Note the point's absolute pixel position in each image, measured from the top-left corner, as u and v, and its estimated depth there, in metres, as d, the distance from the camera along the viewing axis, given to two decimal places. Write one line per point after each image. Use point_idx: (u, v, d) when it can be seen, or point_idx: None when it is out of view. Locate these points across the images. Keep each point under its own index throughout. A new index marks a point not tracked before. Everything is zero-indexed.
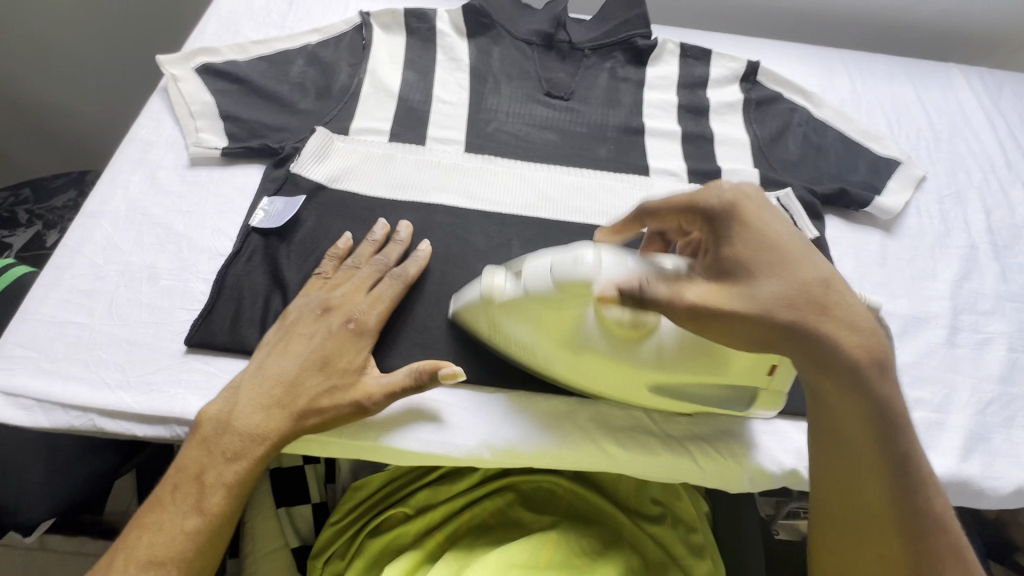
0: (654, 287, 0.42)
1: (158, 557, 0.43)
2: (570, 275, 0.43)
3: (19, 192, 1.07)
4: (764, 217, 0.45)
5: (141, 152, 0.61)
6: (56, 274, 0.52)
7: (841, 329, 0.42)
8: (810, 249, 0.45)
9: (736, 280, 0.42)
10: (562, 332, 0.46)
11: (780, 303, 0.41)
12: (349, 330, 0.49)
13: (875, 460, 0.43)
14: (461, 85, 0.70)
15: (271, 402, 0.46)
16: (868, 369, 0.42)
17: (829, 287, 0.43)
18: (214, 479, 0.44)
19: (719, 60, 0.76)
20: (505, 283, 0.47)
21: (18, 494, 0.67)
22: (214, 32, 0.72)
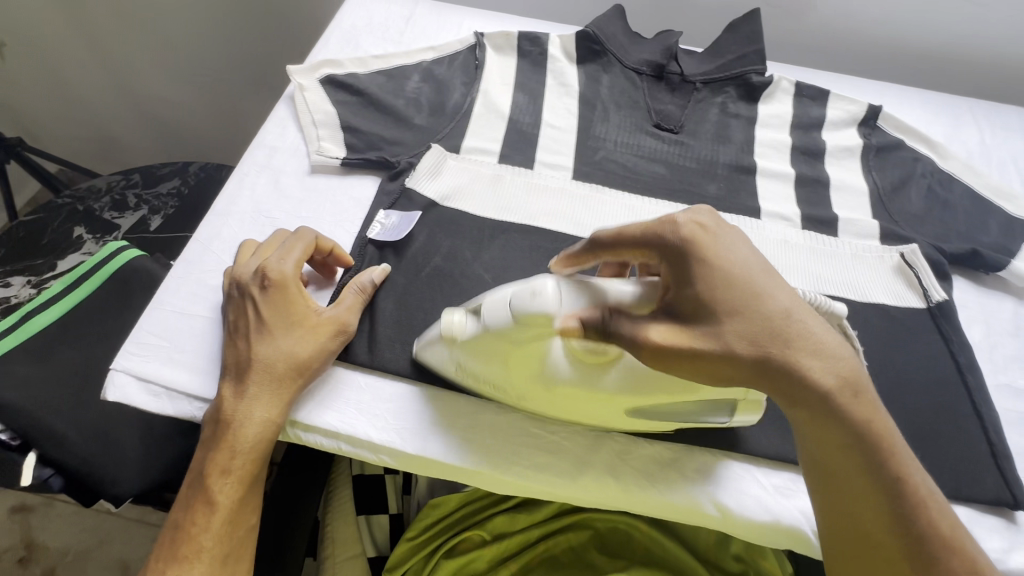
0: (643, 331, 0.39)
1: (192, 555, 0.45)
2: (529, 313, 0.41)
3: (130, 176, 1.15)
4: (724, 252, 0.41)
5: (267, 157, 0.64)
6: (188, 267, 0.56)
7: (817, 360, 0.39)
8: (771, 275, 0.41)
9: (695, 317, 0.40)
10: (527, 370, 0.45)
11: (737, 335, 0.39)
12: (275, 292, 0.49)
13: (862, 480, 0.40)
14: (571, 110, 0.70)
15: (256, 388, 0.47)
16: (845, 397, 0.39)
17: (795, 316, 0.40)
18: (217, 470, 0.46)
19: (837, 102, 0.72)
20: (464, 322, 0.45)
21: (117, 465, 0.71)
22: (336, 45, 0.75)
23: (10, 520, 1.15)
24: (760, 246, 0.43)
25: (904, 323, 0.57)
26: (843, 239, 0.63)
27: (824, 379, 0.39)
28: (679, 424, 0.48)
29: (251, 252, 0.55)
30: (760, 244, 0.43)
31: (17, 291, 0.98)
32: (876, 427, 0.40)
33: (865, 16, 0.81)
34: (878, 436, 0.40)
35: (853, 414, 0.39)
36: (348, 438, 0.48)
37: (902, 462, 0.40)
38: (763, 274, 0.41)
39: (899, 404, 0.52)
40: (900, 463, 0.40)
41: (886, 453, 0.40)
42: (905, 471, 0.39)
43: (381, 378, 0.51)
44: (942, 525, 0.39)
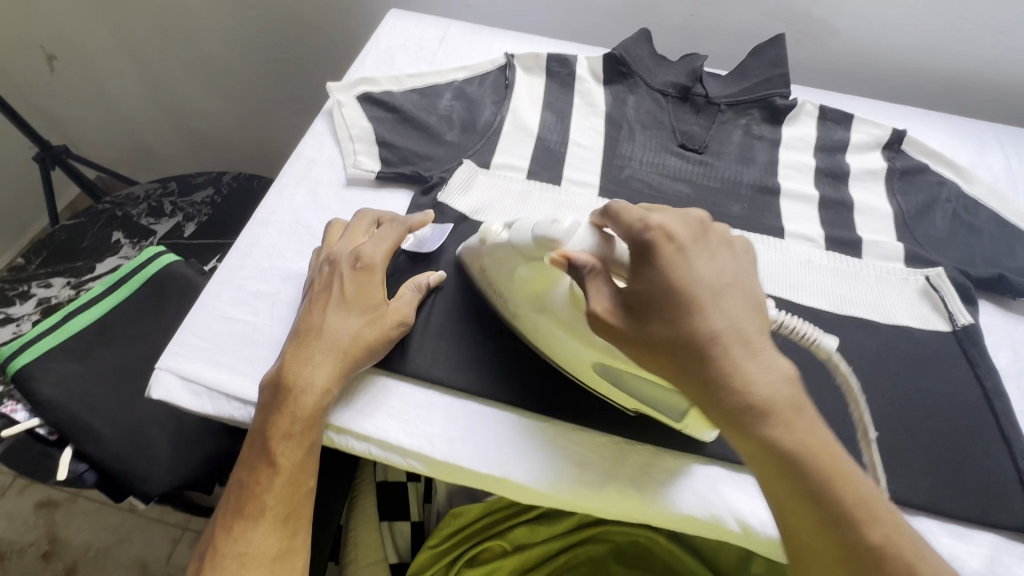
0: (596, 297, 0.44)
1: (257, 513, 0.46)
2: (545, 234, 0.47)
3: (167, 184, 1.19)
4: (678, 262, 0.42)
5: (306, 170, 0.67)
6: (230, 273, 0.58)
7: (748, 377, 0.39)
8: (719, 294, 0.42)
9: (636, 319, 0.42)
10: (533, 296, 0.51)
11: (671, 335, 0.41)
12: (357, 275, 0.52)
13: (793, 498, 0.39)
14: (597, 129, 0.72)
15: (320, 357, 0.49)
16: (755, 416, 0.39)
17: (726, 331, 0.40)
18: (277, 434, 0.47)
19: (861, 126, 0.73)
20: (500, 233, 0.53)
21: (147, 464, 0.73)
22: (372, 63, 0.78)
23: (36, 514, 1.18)
24: (725, 263, 0.43)
25: (929, 347, 0.57)
26: (867, 260, 0.63)
27: (750, 396, 0.39)
28: (644, 408, 0.50)
29: (337, 232, 0.58)
30: (723, 262, 0.43)
31: (57, 292, 1.02)
32: (806, 445, 0.39)
33: (890, 42, 0.82)
34: (807, 450, 0.39)
35: (768, 431, 0.39)
36: (379, 441, 0.50)
37: (836, 483, 0.39)
38: (705, 291, 0.41)
39: (925, 426, 0.52)
40: (835, 483, 0.39)
41: (810, 471, 0.39)
42: (842, 492, 0.38)
43: (410, 386, 0.53)
44: (882, 551, 0.38)
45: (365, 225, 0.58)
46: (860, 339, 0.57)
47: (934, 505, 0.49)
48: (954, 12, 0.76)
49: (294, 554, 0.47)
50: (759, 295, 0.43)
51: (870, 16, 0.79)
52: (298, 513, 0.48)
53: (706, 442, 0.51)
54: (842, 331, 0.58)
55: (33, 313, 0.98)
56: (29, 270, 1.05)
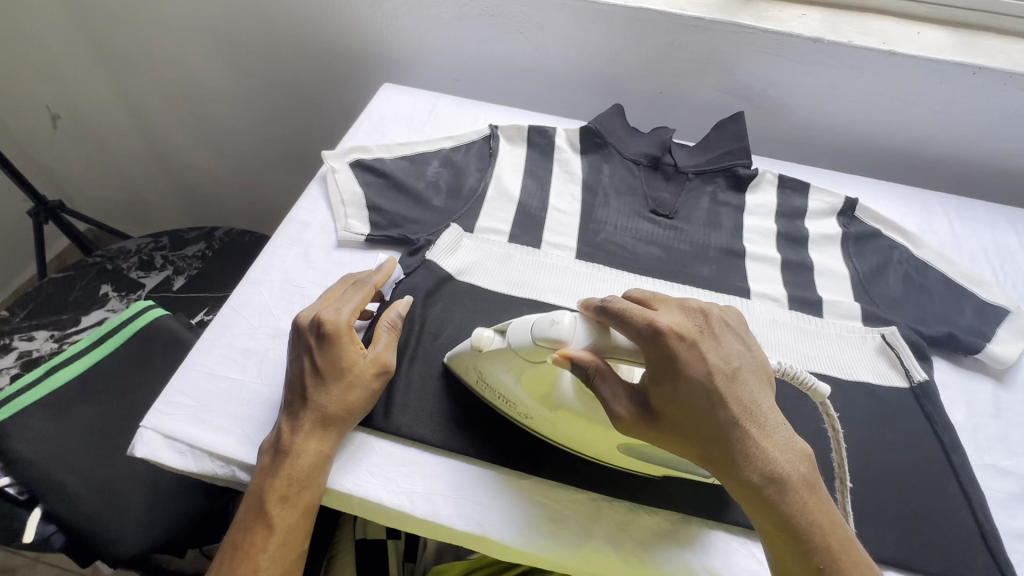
0: (616, 401, 0.46)
1: (250, 574, 0.48)
2: (548, 337, 0.47)
3: (159, 239, 1.21)
4: (695, 360, 0.44)
5: (299, 232, 0.71)
6: (219, 331, 0.61)
7: (769, 457, 0.43)
8: (739, 380, 0.45)
9: (662, 407, 0.44)
10: (544, 396, 0.51)
11: (694, 420, 0.44)
12: (329, 338, 0.53)
13: (805, 574, 0.43)
14: (575, 196, 0.77)
15: (310, 423, 0.51)
16: (773, 493, 0.43)
17: (746, 415, 0.44)
18: (274, 499, 0.49)
19: (818, 194, 0.79)
20: (492, 338, 0.52)
21: (118, 525, 0.71)
22: (366, 133, 0.84)
23: None
24: (732, 347, 0.46)
25: (889, 402, 0.60)
26: (827, 318, 0.67)
27: (771, 472, 0.43)
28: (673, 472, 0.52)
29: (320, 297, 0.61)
30: (732, 347, 0.46)
31: (39, 344, 1.02)
32: (818, 520, 0.43)
33: (839, 119, 0.90)
34: (821, 527, 0.43)
35: (786, 506, 0.43)
36: (359, 498, 0.51)
37: (847, 559, 0.42)
38: (724, 377, 0.44)
39: (887, 481, 0.55)
40: (843, 559, 0.42)
41: (822, 546, 0.42)
42: (850, 568, 0.42)
43: (393, 444, 0.54)
44: None
45: (342, 289, 0.60)
46: (823, 395, 0.60)
47: (902, 560, 0.51)
48: (893, 95, 0.85)
49: None
50: (760, 373, 0.46)
51: (820, 95, 0.87)
52: (290, 574, 0.50)
53: (678, 496, 0.53)
54: None
55: (13, 367, 0.98)
56: (13, 322, 1.05)
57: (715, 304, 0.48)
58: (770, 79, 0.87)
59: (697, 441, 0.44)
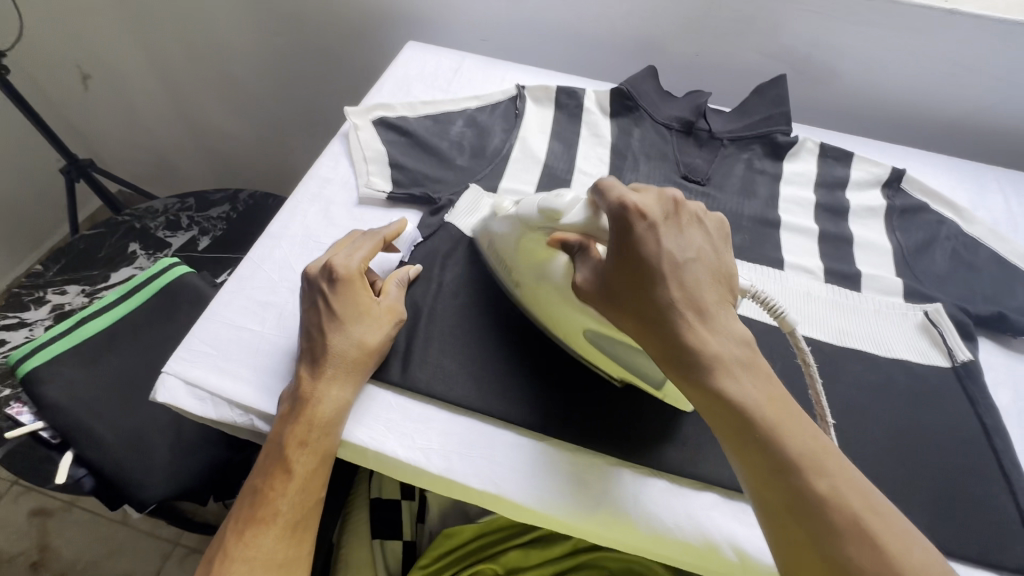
0: (580, 271, 0.48)
1: (269, 517, 0.48)
2: (549, 208, 0.49)
3: (185, 199, 1.21)
4: (649, 238, 0.44)
5: (320, 188, 0.70)
6: (240, 283, 0.60)
7: (704, 338, 0.43)
8: (683, 266, 0.44)
9: (611, 289, 0.46)
10: (536, 263, 0.54)
11: (632, 295, 0.44)
12: (341, 283, 0.54)
13: (755, 462, 0.41)
14: (602, 159, 0.74)
15: (331, 370, 0.51)
16: (709, 372, 0.42)
17: (686, 299, 0.44)
18: (293, 445, 0.49)
19: (861, 163, 0.75)
20: (509, 211, 0.57)
21: (144, 471, 0.74)
22: (390, 91, 0.82)
23: (29, 523, 1.19)
24: (693, 239, 0.46)
25: (928, 381, 0.57)
26: (866, 293, 0.64)
27: (705, 350, 0.42)
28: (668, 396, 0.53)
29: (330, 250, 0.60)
30: (692, 238, 0.46)
31: (71, 298, 1.06)
32: (756, 399, 0.41)
33: (889, 86, 0.84)
34: (763, 411, 0.41)
35: (717, 385, 0.42)
36: (376, 453, 0.51)
37: (789, 442, 0.40)
38: (671, 260, 0.44)
39: (922, 462, 0.52)
40: (785, 435, 0.40)
41: (759, 423, 0.41)
42: (791, 444, 0.40)
43: (411, 402, 0.54)
44: (830, 510, 0.38)
45: (349, 240, 0.59)
46: (858, 371, 0.57)
47: (935, 542, 0.49)
48: (952, 60, 0.79)
49: (299, 562, 0.50)
50: (724, 267, 0.46)
51: (869, 59, 0.82)
52: (307, 520, 0.50)
53: (702, 466, 0.51)
54: (839, 362, 0.58)
55: (46, 319, 1.02)
56: (46, 276, 1.08)
57: (692, 200, 0.48)
58: (816, 41, 0.82)
59: (637, 316, 0.44)
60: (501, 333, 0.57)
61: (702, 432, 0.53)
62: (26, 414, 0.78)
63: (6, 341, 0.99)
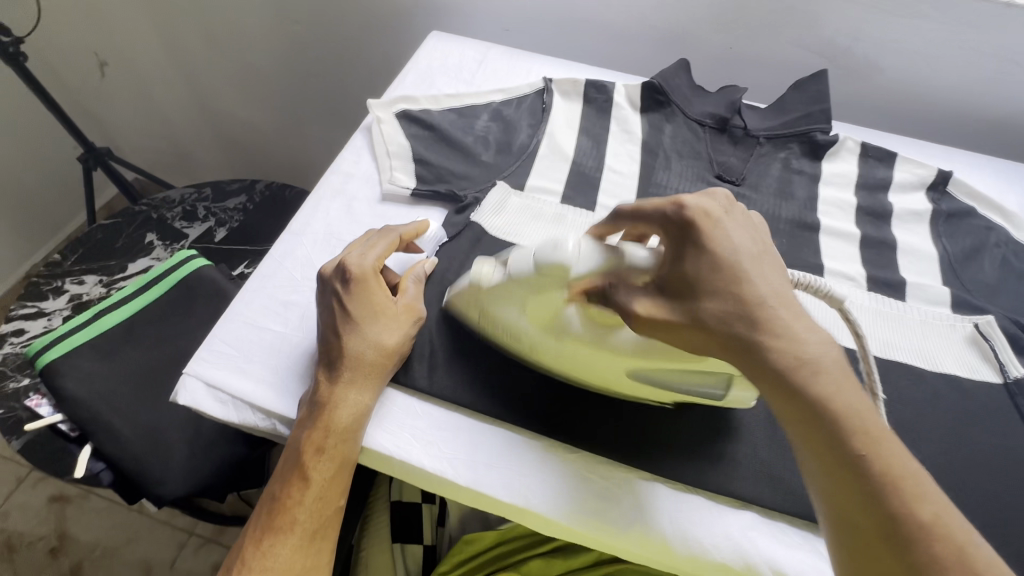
0: (635, 300, 0.43)
1: (288, 526, 0.47)
2: (551, 261, 0.44)
3: (202, 189, 1.19)
4: (718, 236, 0.42)
5: (342, 184, 0.68)
6: (261, 281, 0.59)
7: (795, 339, 0.40)
8: (761, 262, 0.43)
9: (676, 297, 0.42)
10: (545, 324, 0.49)
11: (711, 297, 0.41)
12: (355, 283, 0.51)
13: (843, 473, 0.37)
14: (633, 157, 0.71)
15: (349, 374, 0.49)
16: (804, 377, 0.39)
17: (772, 296, 0.41)
18: (311, 452, 0.48)
19: (905, 164, 0.71)
20: (493, 272, 0.49)
21: (163, 467, 0.73)
22: (412, 83, 0.80)
23: (47, 509, 1.20)
24: (756, 233, 0.45)
25: (978, 398, 0.54)
26: (911, 303, 0.61)
27: (800, 353, 0.39)
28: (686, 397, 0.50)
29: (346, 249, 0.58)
30: (756, 235, 0.45)
31: (89, 289, 1.06)
32: (856, 408, 0.38)
33: (935, 82, 0.80)
34: (853, 417, 0.38)
35: (811, 387, 0.39)
36: (399, 461, 0.50)
37: (881, 452, 0.37)
38: (747, 257, 0.42)
39: (971, 484, 0.50)
40: (883, 451, 0.37)
41: (856, 436, 0.38)
42: (887, 460, 0.37)
43: (435, 408, 0.52)
44: (929, 531, 0.35)
45: (364, 238, 0.57)
46: (903, 386, 0.55)
47: None
48: (1006, 55, 0.74)
49: (319, 571, 0.48)
50: (786, 263, 0.45)
51: (915, 54, 0.78)
52: (327, 529, 0.49)
53: (739, 484, 0.49)
54: (883, 376, 0.55)
55: (64, 309, 1.03)
56: (64, 266, 1.08)
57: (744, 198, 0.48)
58: (860, 34, 0.78)
59: (713, 323, 0.41)
60: None
61: (740, 448, 0.51)
62: (45, 407, 0.77)
63: (26, 331, 1.00)
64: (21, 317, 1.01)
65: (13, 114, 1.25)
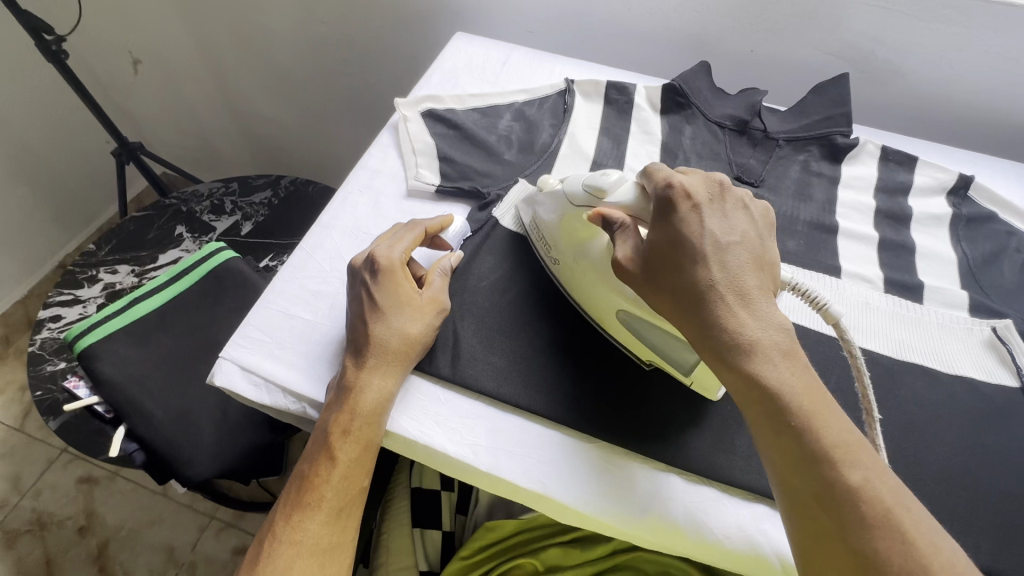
0: (622, 245, 0.49)
1: (315, 503, 0.49)
2: (596, 184, 0.52)
3: (229, 184, 1.23)
4: (688, 218, 0.46)
5: (369, 180, 0.70)
6: (293, 272, 0.62)
7: (741, 320, 0.43)
8: (731, 247, 0.45)
9: (649, 267, 0.47)
10: (573, 242, 0.56)
11: (671, 270, 0.45)
12: (382, 273, 0.54)
13: (779, 441, 0.40)
14: (652, 157, 0.73)
15: (374, 359, 0.52)
16: (737, 350, 0.42)
17: (726, 281, 0.44)
18: (338, 433, 0.50)
19: (926, 168, 0.71)
20: (554, 185, 0.57)
21: (193, 448, 0.77)
22: (437, 83, 0.82)
23: (77, 489, 1.24)
24: (738, 223, 0.47)
25: (993, 401, 0.55)
26: (929, 306, 0.61)
27: (740, 333, 0.42)
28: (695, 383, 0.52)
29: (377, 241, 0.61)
30: (738, 223, 0.47)
31: (122, 278, 1.10)
32: (787, 382, 0.41)
33: (957, 87, 0.80)
34: (793, 393, 0.40)
35: (750, 363, 0.42)
36: (423, 445, 0.52)
37: (817, 423, 0.39)
38: (714, 243, 0.45)
39: (984, 486, 0.51)
40: (815, 422, 0.39)
41: (790, 409, 0.40)
42: (818, 431, 0.39)
43: (457, 396, 0.54)
44: (857, 494, 0.37)
45: (392, 231, 0.59)
46: (918, 387, 0.55)
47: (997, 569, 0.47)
48: None
49: (344, 547, 0.50)
50: (768, 256, 0.47)
51: (938, 59, 0.78)
52: (352, 508, 0.51)
53: (754, 477, 0.50)
54: (898, 377, 0.56)
55: (99, 297, 1.07)
56: (98, 256, 1.12)
57: (740, 188, 0.50)
58: (881, 38, 0.78)
59: (674, 294, 0.45)
60: (549, 333, 0.57)
61: (755, 444, 0.52)
62: (82, 389, 0.81)
63: (62, 316, 1.04)
64: (59, 304, 1.06)
65: (53, 109, 1.30)
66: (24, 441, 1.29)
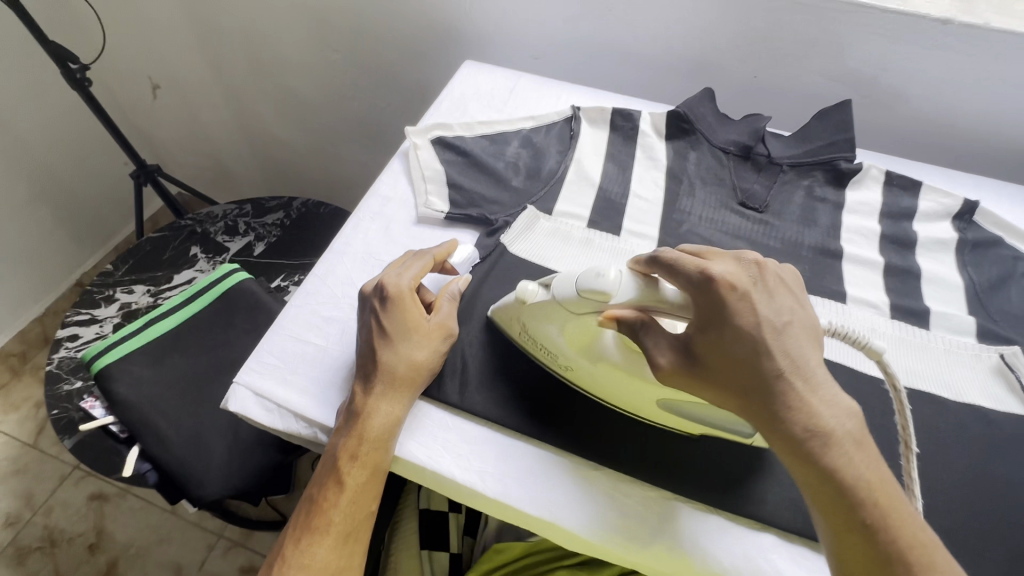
0: (658, 351, 0.45)
1: (324, 527, 0.50)
2: (593, 289, 0.46)
3: (243, 205, 1.26)
4: (742, 310, 0.43)
5: (380, 206, 0.72)
6: (305, 298, 0.63)
7: (813, 412, 0.42)
8: (787, 333, 0.44)
9: (702, 365, 0.44)
10: (588, 343, 0.52)
11: (734, 369, 0.43)
12: (391, 301, 0.55)
13: (855, 537, 0.40)
14: (657, 182, 0.74)
15: (381, 386, 0.53)
16: (817, 447, 0.41)
17: (792, 369, 0.43)
18: (347, 458, 0.51)
19: (930, 193, 0.72)
20: (537, 292, 0.52)
21: (204, 468, 0.78)
22: (447, 110, 0.84)
23: (87, 506, 1.25)
24: (784, 302, 0.45)
25: (1003, 429, 0.55)
26: (936, 332, 0.62)
27: (814, 425, 0.42)
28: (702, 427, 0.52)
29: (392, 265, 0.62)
30: (783, 302, 0.45)
31: (137, 298, 1.13)
32: (866, 477, 0.41)
33: (959, 111, 0.81)
34: (867, 487, 0.41)
35: (830, 460, 0.41)
36: (432, 471, 0.52)
37: (892, 519, 0.40)
38: (772, 331, 0.43)
39: (997, 517, 0.50)
40: (891, 519, 0.40)
41: (867, 507, 0.40)
42: (896, 531, 0.40)
43: (465, 423, 0.55)
44: None
45: (401, 259, 0.61)
46: (926, 415, 0.55)
47: None
48: None
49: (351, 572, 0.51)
50: (812, 327, 0.46)
51: (940, 84, 0.79)
52: (360, 532, 0.52)
53: (762, 507, 0.50)
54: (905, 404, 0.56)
55: (115, 316, 1.09)
56: (115, 276, 1.15)
57: (770, 260, 0.47)
58: (884, 65, 0.79)
59: (739, 390, 0.43)
60: None
61: (762, 472, 0.52)
62: (98, 409, 0.83)
63: (79, 336, 1.07)
64: (76, 323, 1.08)
65: (75, 132, 1.35)
66: (38, 458, 1.31)
